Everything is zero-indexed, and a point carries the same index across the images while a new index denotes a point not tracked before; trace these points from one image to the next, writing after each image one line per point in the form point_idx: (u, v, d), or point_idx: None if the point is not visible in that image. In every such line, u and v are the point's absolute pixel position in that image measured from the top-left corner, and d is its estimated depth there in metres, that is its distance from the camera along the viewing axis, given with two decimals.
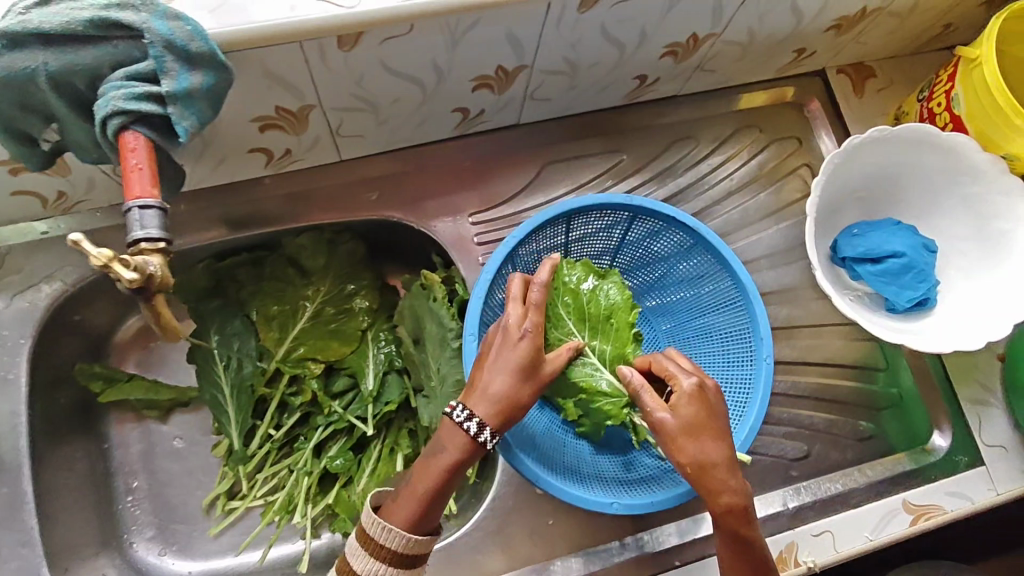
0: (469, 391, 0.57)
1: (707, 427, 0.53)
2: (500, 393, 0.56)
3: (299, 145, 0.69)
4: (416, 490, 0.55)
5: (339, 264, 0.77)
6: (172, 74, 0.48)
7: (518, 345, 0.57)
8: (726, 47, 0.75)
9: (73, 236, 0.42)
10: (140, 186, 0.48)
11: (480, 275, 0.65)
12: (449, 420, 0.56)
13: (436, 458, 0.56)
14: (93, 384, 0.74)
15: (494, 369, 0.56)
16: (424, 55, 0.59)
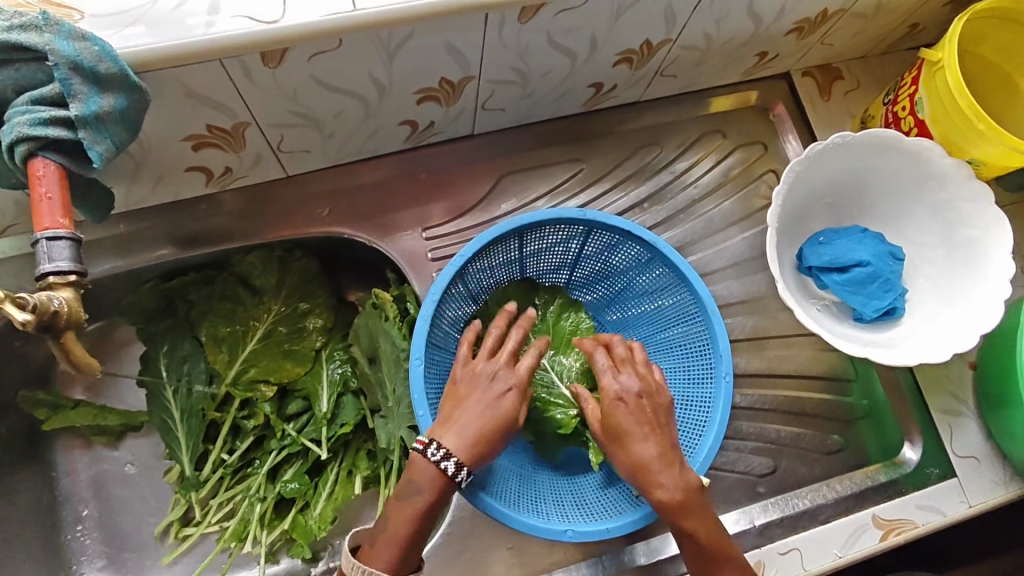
0: (439, 425, 0.56)
1: (633, 431, 0.55)
2: (483, 438, 0.55)
3: (240, 163, 0.66)
4: (394, 532, 0.53)
5: (292, 282, 0.74)
6: (81, 97, 0.46)
7: (504, 396, 0.57)
8: (684, 52, 0.72)
9: None
10: (50, 217, 0.46)
11: (425, 297, 0.61)
12: (423, 457, 0.54)
13: (411, 499, 0.53)
14: (37, 412, 0.69)
15: (473, 409, 0.56)
16: (360, 68, 0.57)
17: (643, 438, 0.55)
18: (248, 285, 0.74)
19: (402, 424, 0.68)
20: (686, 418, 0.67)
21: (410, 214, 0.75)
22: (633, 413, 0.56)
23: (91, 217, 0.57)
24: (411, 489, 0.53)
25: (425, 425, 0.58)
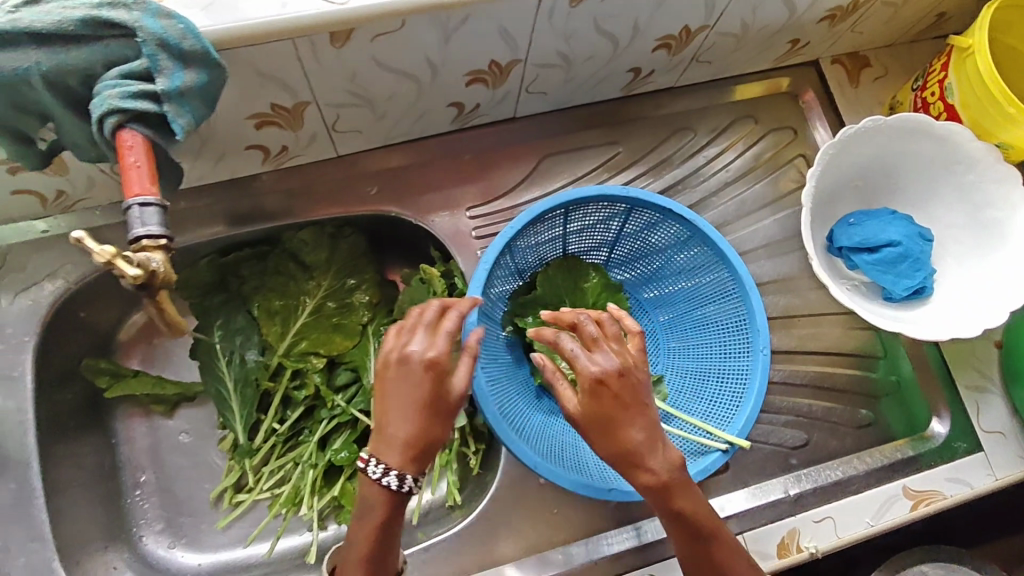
0: (377, 439, 0.49)
1: (617, 415, 0.51)
2: (411, 437, 0.48)
3: (297, 142, 0.69)
4: (357, 554, 0.52)
5: (341, 258, 0.77)
6: (167, 72, 0.49)
7: (424, 380, 0.48)
8: (722, 38, 0.74)
9: (74, 233, 0.42)
10: (140, 184, 0.48)
11: (478, 265, 0.64)
12: (366, 476, 0.50)
13: (368, 519, 0.52)
14: (99, 380, 0.74)
15: (405, 419, 0.48)
16: (417, 51, 0.59)
17: (635, 426, 0.51)
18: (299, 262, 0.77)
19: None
20: (723, 393, 0.69)
21: (455, 195, 0.78)
22: (624, 401, 0.51)
23: (166, 185, 0.59)
24: (369, 512, 0.51)
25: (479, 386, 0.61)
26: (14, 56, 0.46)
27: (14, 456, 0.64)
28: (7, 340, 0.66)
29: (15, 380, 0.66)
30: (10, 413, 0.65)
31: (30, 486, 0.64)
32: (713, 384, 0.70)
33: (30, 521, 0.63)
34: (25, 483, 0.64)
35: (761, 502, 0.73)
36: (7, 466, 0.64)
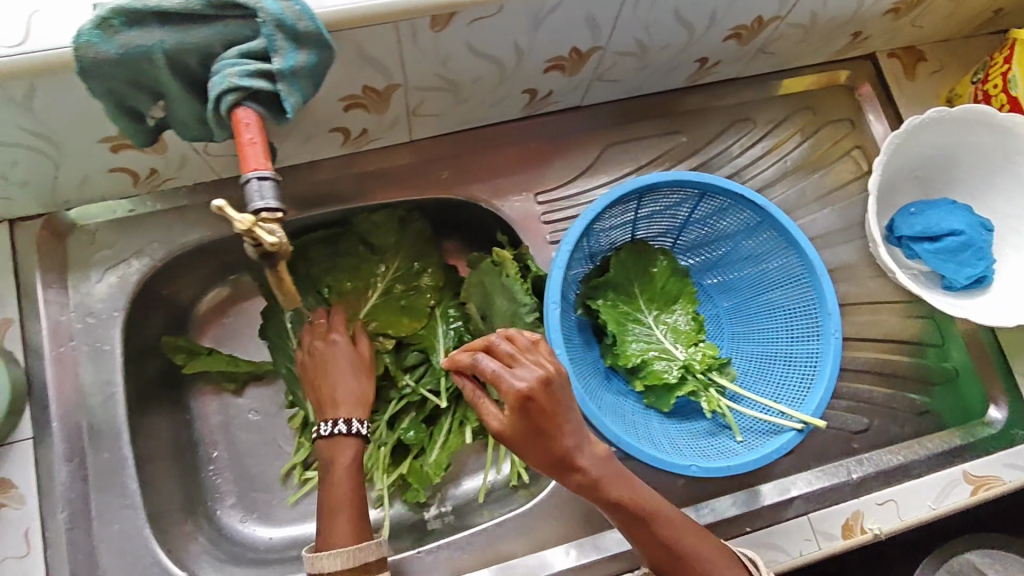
0: (328, 408, 0.71)
1: (548, 427, 0.52)
2: (352, 392, 0.72)
3: (378, 125, 0.70)
4: (339, 506, 0.66)
5: (410, 241, 0.79)
6: (282, 52, 0.50)
7: (335, 351, 0.73)
8: (790, 29, 0.76)
9: (221, 202, 0.44)
10: (255, 160, 0.50)
11: (559, 246, 0.65)
12: (324, 437, 0.70)
13: (339, 471, 0.68)
14: (176, 356, 0.75)
15: (348, 384, 0.72)
16: (507, 36, 0.61)
17: (562, 434, 0.53)
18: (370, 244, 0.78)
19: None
20: (792, 375, 0.70)
21: (523, 181, 0.80)
22: (548, 416, 0.51)
23: None
24: (338, 465, 0.69)
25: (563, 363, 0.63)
26: (137, 34, 0.48)
27: (105, 427, 0.67)
28: (97, 315, 0.69)
29: (106, 353, 0.68)
30: (100, 384, 0.68)
31: (121, 456, 0.66)
32: (780, 366, 0.72)
33: (122, 490, 0.65)
34: (117, 452, 0.66)
35: (825, 485, 0.74)
36: (99, 437, 0.66)
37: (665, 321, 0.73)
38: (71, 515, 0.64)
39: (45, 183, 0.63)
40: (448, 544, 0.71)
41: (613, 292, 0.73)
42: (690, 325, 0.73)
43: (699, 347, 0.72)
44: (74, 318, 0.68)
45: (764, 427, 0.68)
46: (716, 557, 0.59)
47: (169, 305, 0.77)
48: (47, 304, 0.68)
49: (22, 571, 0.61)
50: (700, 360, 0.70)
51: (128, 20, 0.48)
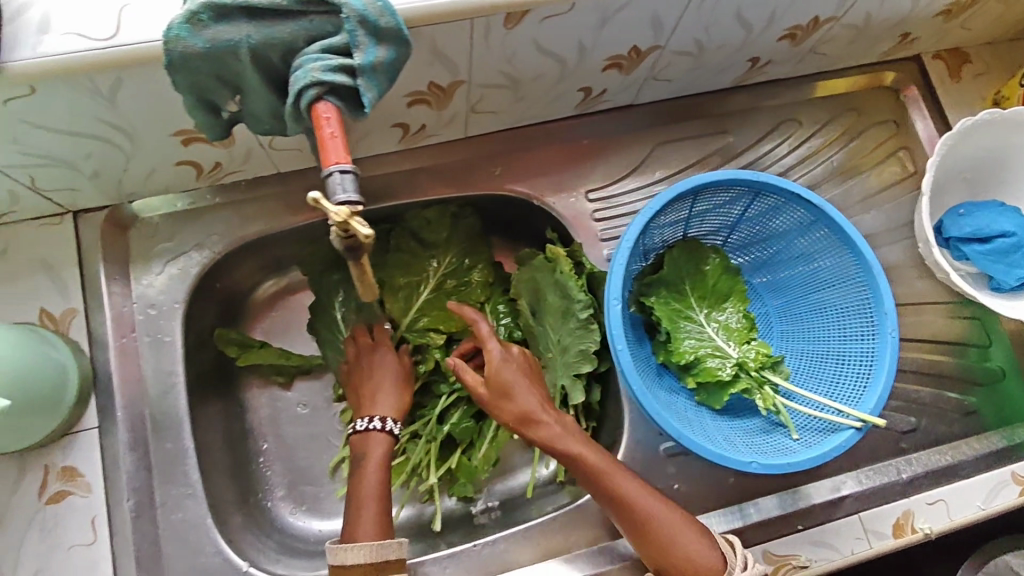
0: (365, 409, 0.73)
1: (516, 385, 0.67)
2: (389, 396, 0.74)
3: (436, 121, 0.71)
4: (367, 499, 0.66)
5: (460, 238, 0.79)
6: (363, 48, 0.51)
7: (376, 358, 0.75)
8: (843, 31, 0.76)
9: (316, 194, 0.43)
10: (336, 154, 0.50)
11: (620, 241, 0.66)
12: (358, 433, 0.71)
13: (371, 465, 0.69)
14: (229, 350, 0.76)
15: (386, 388, 0.74)
16: (573, 34, 0.61)
17: (524, 391, 0.67)
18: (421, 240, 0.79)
19: (566, 372, 0.74)
20: (847, 373, 0.71)
21: (573, 179, 0.80)
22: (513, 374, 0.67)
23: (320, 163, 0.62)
24: (370, 459, 0.69)
25: (625, 358, 0.63)
26: (226, 29, 0.49)
27: (168, 417, 0.68)
28: (159, 307, 0.70)
29: (167, 344, 0.70)
30: (162, 375, 0.69)
31: (183, 446, 0.68)
32: (832, 365, 0.72)
33: (184, 479, 0.67)
34: (179, 443, 0.68)
35: (875, 484, 0.75)
36: (161, 428, 0.68)
37: (716, 319, 0.74)
38: (137, 504, 0.65)
39: (114, 176, 0.64)
40: (503, 537, 0.71)
41: (665, 290, 0.74)
42: (742, 323, 0.74)
43: (752, 345, 0.72)
44: (136, 309, 0.69)
45: (821, 424, 0.69)
46: (679, 527, 0.62)
47: (223, 298, 0.78)
48: (111, 296, 0.69)
49: (91, 558, 0.63)
50: (754, 358, 0.71)
51: (216, 15, 0.49)
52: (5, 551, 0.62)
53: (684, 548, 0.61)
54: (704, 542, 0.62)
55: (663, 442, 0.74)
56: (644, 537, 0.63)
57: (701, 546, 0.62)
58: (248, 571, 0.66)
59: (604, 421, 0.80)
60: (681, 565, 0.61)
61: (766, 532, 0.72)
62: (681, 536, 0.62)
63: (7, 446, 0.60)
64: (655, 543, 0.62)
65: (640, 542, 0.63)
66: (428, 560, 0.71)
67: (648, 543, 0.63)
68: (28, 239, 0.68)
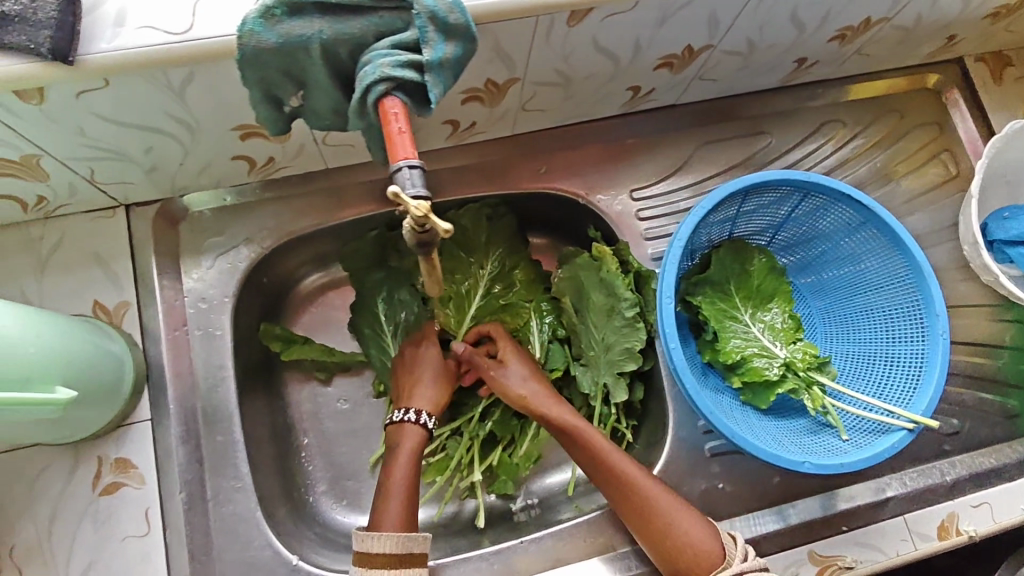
0: (404, 401, 0.73)
1: (522, 372, 0.73)
2: (432, 393, 0.74)
3: (487, 118, 0.71)
4: (396, 490, 0.66)
5: (500, 238, 0.80)
6: (432, 44, 0.51)
7: (426, 354, 0.75)
8: (892, 32, 0.76)
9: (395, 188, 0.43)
10: (404, 149, 0.50)
11: (672, 241, 0.67)
12: (394, 423, 0.72)
13: (401, 457, 0.69)
14: (273, 344, 0.76)
15: (426, 383, 0.74)
16: (632, 32, 0.61)
17: (529, 377, 0.73)
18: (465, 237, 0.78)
19: (609, 370, 0.74)
20: (895, 375, 0.71)
21: (617, 178, 0.80)
22: (520, 365, 0.74)
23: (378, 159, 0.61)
24: (402, 451, 0.70)
25: (678, 356, 0.64)
26: (299, 24, 0.49)
27: (218, 411, 0.68)
28: (209, 301, 0.71)
29: (217, 338, 0.70)
30: (212, 368, 0.69)
31: (233, 440, 0.68)
32: (880, 366, 0.72)
33: (234, 472, 0.67)
34: (229, 436, 0.68)
35: (919, 486, 0.74)
36: (212, 421, 0.68)
37: (761, 319, 0.73)
38: (188, 496, 0.65)
39: (170, 170, 0.65)
40: (549, 534, 0.72)
41: (711, 289, 0.74)
42: (788, 323, 0.73)
43: (799, 345, 0.72)
44: (187, 303, 0.70)
45: (871, 425, 0.69)
46: (680, 513, 0.64)
47: (267, 293, 0.78)
48: (163, 289, 0.69)
49: (144, 550, 0.63)
50: (801, 358, 0.71)
51: (289, 10, 0.49)
52: (59, 542, 0.63)
53: (684, 535, 0.63)
54: (704, 530, 0.63)
55: (708, 441, 0.74)
56: (645, 523, 0.64)
57: (701, 534, 0.63)
58: (297, 565, 0.67)
59: (645, 419, 0.81)
60: (680, 550, 0.63)
61: (810, 532, 0.72)
62: (682, 522, 0.63)
63: (65, 437, 0.61)
64: (656, 528, 0.64)
65: (640, 528, 0.65)
66: (475, 556, 0.71)
67: (649, 529, 0.64)
68: (81, 232, 0.69)
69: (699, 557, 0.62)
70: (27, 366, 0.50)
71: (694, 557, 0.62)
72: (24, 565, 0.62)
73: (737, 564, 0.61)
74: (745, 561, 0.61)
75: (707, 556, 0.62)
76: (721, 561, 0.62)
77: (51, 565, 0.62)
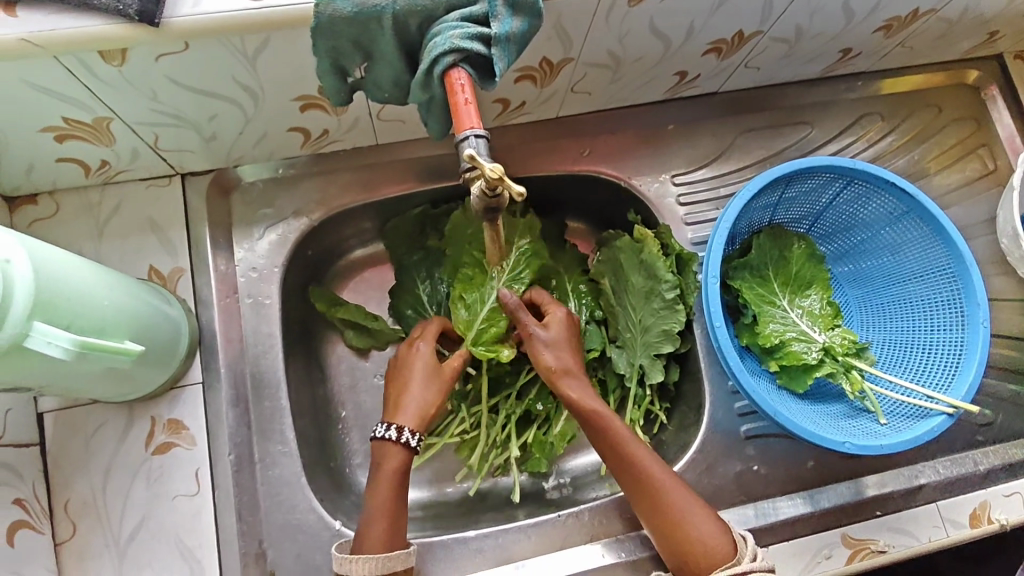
0: (390, 412, 0.66)
1: (559, 345, 0.68)
2: (420, 401, 0.66)
3: (536, 98, 0.73)
4: (377, 513, 0.62)
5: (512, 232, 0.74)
6: (500, 18, 0.52)
7: (418, 358, 0.68)
8: (938, 24, 0.76)
9: (472, 153, 0.46)
10: (469, 120, 0.50)
11: (718, 223, 0.69)
12: (375, 439, 0.65)
13: (383, 477, 0.63)
14: (319, 304, 0.78)
15: (414, 391, 0.66)
16: (688, 14, 0.64)
17: (566, 353, 0.68)
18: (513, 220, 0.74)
19: (646, 352, 0.75)
20: (933, 362, 0.72)
21: (658, 164, 0.81)
22: (554, 341, 0.68)
23: (433, 135, 0.61)
24: (383, 470, 0.63)
25: (723, 335, 0.67)
26: None
27: (267, 377, 0.70)
28: (259, 270, 0.72)
29: (267, 306, 0.72)
30: (262, 336, 0.71)
31: (280, 405, 0.70)
32: (917, 354, 0.74)
33: (281, 437, 0.69)
34: (277, 401, 0.70)
35: (952, 474, 0.75)
36: (261, 386, 0.70)
37: (800, 305, 0.74)
38: (238, 458, 0.67)
39: (229, 140, 0.67)
40: (588, 509, 0.72)
41: (750, 274, 0.74)
42: (826, 309, 0.74)
43: (838, 331, 0.73)
44: (239, 272, 0.72)
45: (910, 410, 0.70)
46: (693, 507, 0.62)
47: (311, 266, 0.79)
48: (215, 256, 0.71)
49: (193, 509, 0.65)
50: (840, 343, 0.72)
51: None
52: (113, 497, 0.64)
53: (693, 528, 0.61)
54: (716, 526, 0.61)
55: (743, 424, 0.75)
56: (656, 512, 0.62)
57: (712, 530, 0.60)
58: (340, 530, 0.68)
59: (679, 402, 0.82)
60: (689, 545, 0.60)
61: (844, 516, 0.73)
62: (693, 517, 0.61)
63: (123, 394, 0.62)
64: (666, 519, 0.62)
65: (650, 518, 0.63)
66: (514, 528, 0.72)
67: (658, 519, 0.62)
68: (139, 199, 0.70)
69: (706, 555, 0.60)
70: (96, 314, 0.52)
71: (705, 555, 0.60)
72: (79, 519, 0.64)
73: (746, 564, 0.58)
74: (754, 561, 0.59)
75: (716, 553, 0.59)
76: (730, 559, 0.59)
77: (105, 519, 0.64)
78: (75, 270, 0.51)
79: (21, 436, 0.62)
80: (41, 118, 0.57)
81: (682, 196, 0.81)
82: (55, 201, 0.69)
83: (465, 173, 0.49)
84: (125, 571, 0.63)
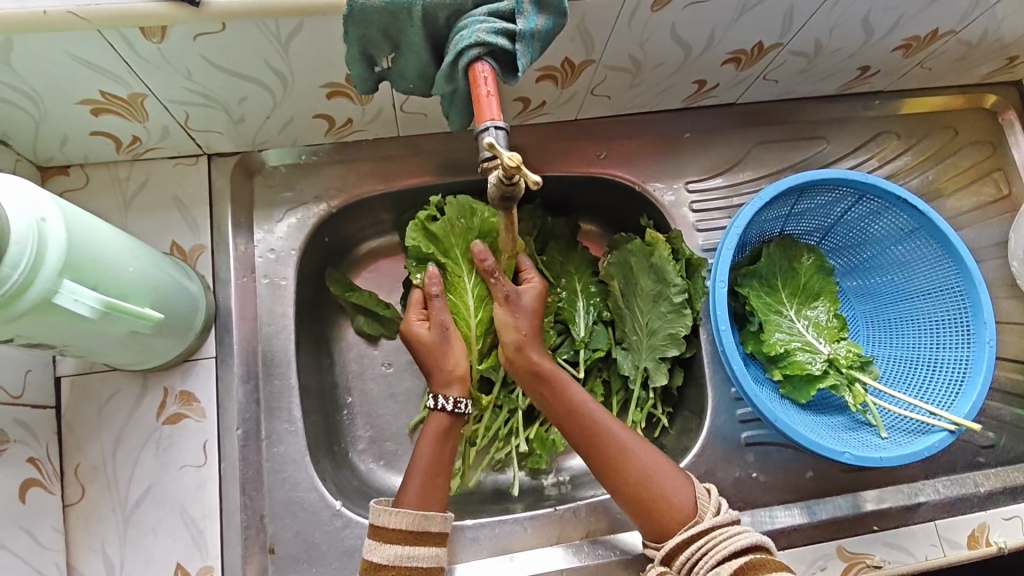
0: (433, 384, 0.67)
1: (525, 310, 0.67)
2: (457, 369, 0.67)
3: (556, 98, 0.75)
4: (416, 470, 0.63)
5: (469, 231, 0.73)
6: (525, 15, 0.53)
7: (425, 329, 0.68)
8: (957, 47, 0.77)
9: (491, 141, 0.48)
10: (491, 111, 0.51)
11: (727, 230, 0.70)
12: (438, 412, 0.65)
13: (426, 437, 0.65)
14: (335, 287, 0.79)
15: (440, 361, 0.67)
16: (709, 22, 0.65)
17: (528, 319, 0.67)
18: (426, 227, 0.73)
19: (651, 355, 0.75)
20: (938, 380, 0.72)
21: (672, 170, 0.82)
22: (523, 314, 0.67)
23: (454, 126, 0.63)
24: (427, 436, 0.65)
25: (728, 339, 0.67)
26: None
27: (278, 356, 0.71)
28: (277, 253, 0.74)
29: (282, 287, 0.74)
30: (275, 316, 0.73)
31: (288, 384, 0.71)
32: (923, 370, 0.74)
33: (288, 416, 0.70)
34: (286, 380, 0.71)
35: (952, 494, 0.75)
36: (272, 364, 0.71)
37: (806, 316, 0.75)
38: (245, 433, 0.68)
39: (256, 123, 0.69)
40: (585, 504, 0.73)
41: (759, 282, 0.75)
42: (832, 321, 0.75)
43: (843, 343, 0.73)
44: (257, 252, 0.74)
45: (911, 425, 0.71)
46: (657, 466, 0.62)
47: (327, 251, 0.80)
48: (234, 235, 0.73)
49: (199, 479, 0.66)
50: (845, 355, 0.72)
51: None
52: (122, 464, 0.66)
53: (658, 486, 0.61)
54: (682, 484, 0.62)
55: (744, 431, 0.75)
56: (616, 474, 0.62)
57: (677, 488, 0.61)
58: (340, 510, 0.69)
59: (681, 407, 0.82)
60: (655, 503, 0.61)
61: (841, 528, 0.73)
62: (657, 475, 0.61)
63: (138, 362, 0.64)
64: (628, 479, 0.62)
65: (613, 481, 0.62)
66: (510, 520, 0.72)
67: (622, 481, 0.62)
68: (166, 176, 0.72)
69: (671, 511, 0.60)
70: (113, 276, 0.54)
71: (671, 510, 0.60)
72: (88, 483, 0.65)
73: (709, 520, 0.60)
74: (717, 516, 0.60)
75: (682, 511, 0.60)
76: (693, 517, 0.60)
77: (113, 484, 0.65)
78: (94, 230, 0.52)
79: (40, 398, 0.64)
80: (78, 90, 0.59)
81: (695, 204, 0.82)
82: (85, 173, 0.71)
83: (483, 163, 0.50)
84: (130, 536, 0.65)
